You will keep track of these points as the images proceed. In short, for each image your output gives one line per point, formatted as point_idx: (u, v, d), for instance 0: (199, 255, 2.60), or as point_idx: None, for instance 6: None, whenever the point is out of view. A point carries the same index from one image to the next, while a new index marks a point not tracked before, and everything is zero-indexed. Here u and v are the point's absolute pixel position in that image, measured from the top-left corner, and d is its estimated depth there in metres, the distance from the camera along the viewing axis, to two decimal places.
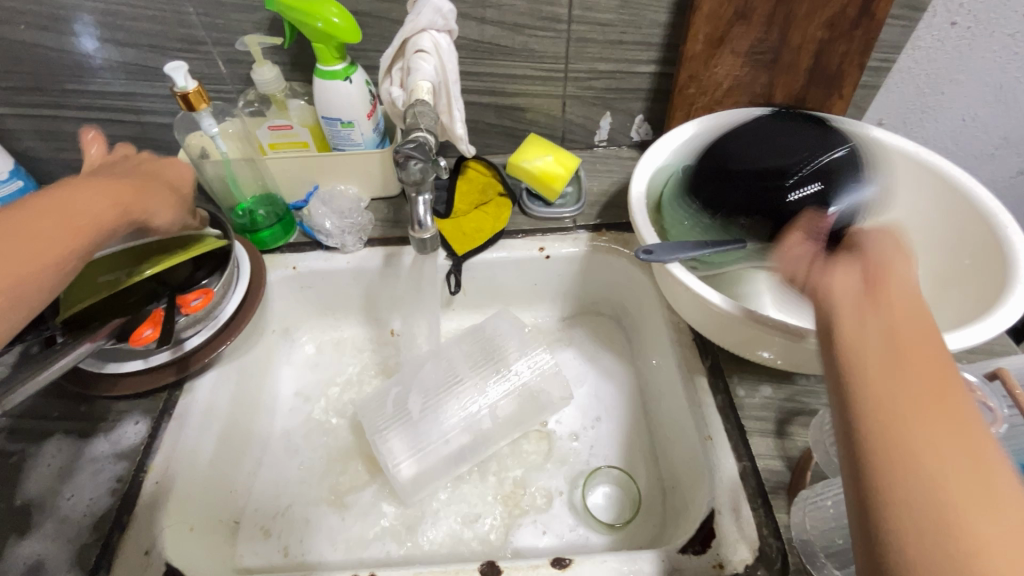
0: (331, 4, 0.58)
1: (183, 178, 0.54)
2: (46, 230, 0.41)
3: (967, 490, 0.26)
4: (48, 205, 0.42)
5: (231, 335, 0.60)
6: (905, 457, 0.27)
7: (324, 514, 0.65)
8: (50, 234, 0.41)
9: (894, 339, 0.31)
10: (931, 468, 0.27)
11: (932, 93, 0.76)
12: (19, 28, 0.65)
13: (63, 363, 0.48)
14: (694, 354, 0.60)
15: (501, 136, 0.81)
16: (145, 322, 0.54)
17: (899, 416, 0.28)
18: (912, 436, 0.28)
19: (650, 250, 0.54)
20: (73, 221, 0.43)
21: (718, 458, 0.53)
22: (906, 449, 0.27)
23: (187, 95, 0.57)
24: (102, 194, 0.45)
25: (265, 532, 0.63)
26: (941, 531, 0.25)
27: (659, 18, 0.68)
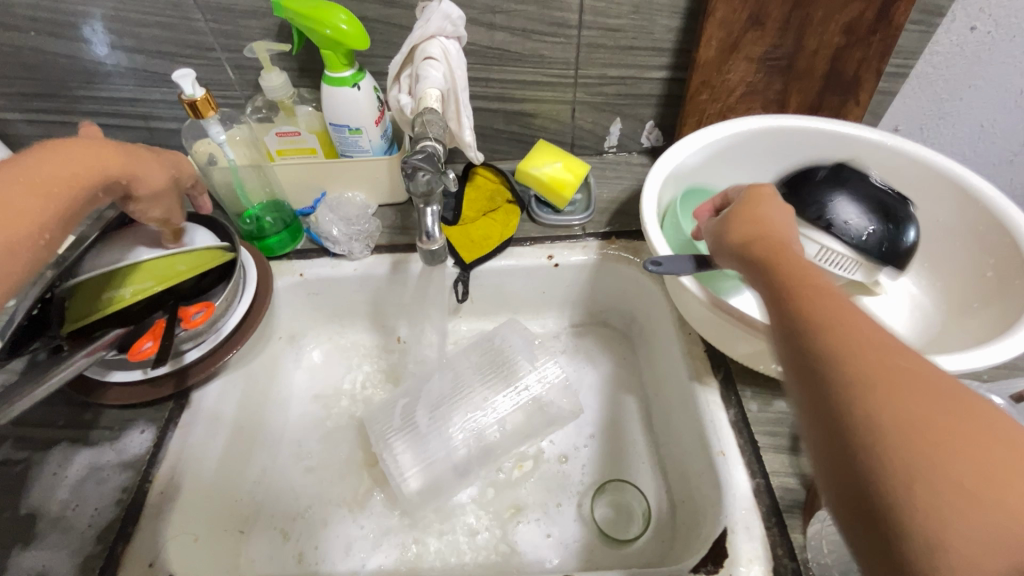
0: (340, 11, 0.58)
1: (185, 169, 0.57)
2: (19, 192, 0.42)
3: (957, 446, 0.27)
4: (22, 167, 0.43)
5: (234, 347, 0.59)
6: (882, 402, 0.29)
7: (330, 524, 0.64)
8: (21, 196, 0.42)
9: (828, 316, 0.35)
10: (908, 424, 0.28)
11: (951, 98, 0.75)
12: (29, 34, 0.65)
13: (62, 373, 0.47)
14: (706, 366, 0.59)
15: (510, 142, 0.80)
16: (145, 335, 0.54)
17: (856, 388, 0.31)
18: (869, 405, 0.30)
19: (659, 261, 0.52)
20: (46, 184, 0.43)
21: (731, 474, 0.51)
22: (882, 410, 0.29)
23: (194, 102, 0.57)
24: (78, 159, 0.46)
25: (286, 533, 0.63)
26: (905, 483, 0.27)
27: (670, 24, 0.67)
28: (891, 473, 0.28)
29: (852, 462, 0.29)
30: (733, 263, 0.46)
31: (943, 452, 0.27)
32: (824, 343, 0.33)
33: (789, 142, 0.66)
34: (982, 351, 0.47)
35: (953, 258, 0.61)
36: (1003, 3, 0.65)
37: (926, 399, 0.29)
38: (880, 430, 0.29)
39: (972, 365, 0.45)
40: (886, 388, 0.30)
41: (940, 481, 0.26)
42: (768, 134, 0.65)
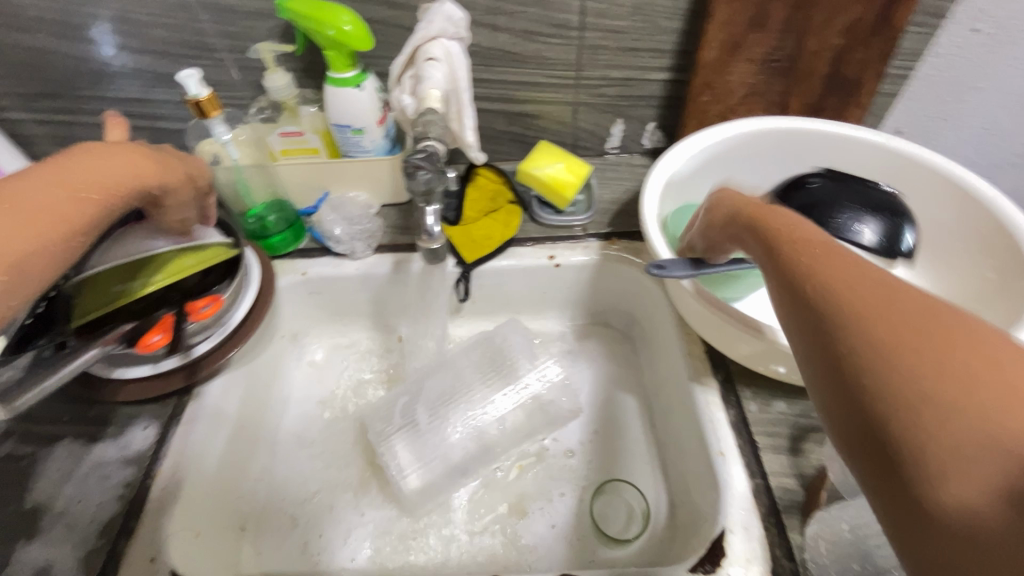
0: (344, 12, 0.58)
1: (201, 171, 0.55)
2: (58, 196, 0.42)
3: (964, 370, 0.26)
4: (62, 173, 0.43)
5: (239, 341, 0.61)
6: (878, 334, 0.29)
7: (334, 518, 0.65)
8: (61, 202, 0.42)
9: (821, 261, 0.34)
10: (905, 356, 0.27)
11: (953, 100, 0.75)
12: (37, 35, 0.66)
13: (76, 360, 0.48)
14: (706, 367, 0.59)
15: (512, 143, 0.80)
16: (154, 329, 0.56)
17: (850, 324, 0.30)
18: (867, 339, 0.29)
19: (662, 265, 0.53)
20: (85, 190, 0.44)
21: (730, 474, 0.51)
22: (880, 343, 0.28)
23: (199, 102, 0.57)
24: (121, 167, 0.46)
25: (294, 520, 0.64)
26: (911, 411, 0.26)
27: (672, 26, 0.68)
28: (897, 394, 0.27)
29: (858, 399, 0.28)
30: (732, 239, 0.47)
31: (947, 367, 0.26)
32: (814, 290, 0.33)
33: (791, 145, 0.66)
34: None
35: (957, 260, 0.60)
36: (1006, 5, 0.65)
37: (921, 327, 0.28)
38: (883, 363, 0.28)
39: None
40: (878, 326, 0.29)
41: (938, 408, 0.25)
42: (769, 135, 0.65)
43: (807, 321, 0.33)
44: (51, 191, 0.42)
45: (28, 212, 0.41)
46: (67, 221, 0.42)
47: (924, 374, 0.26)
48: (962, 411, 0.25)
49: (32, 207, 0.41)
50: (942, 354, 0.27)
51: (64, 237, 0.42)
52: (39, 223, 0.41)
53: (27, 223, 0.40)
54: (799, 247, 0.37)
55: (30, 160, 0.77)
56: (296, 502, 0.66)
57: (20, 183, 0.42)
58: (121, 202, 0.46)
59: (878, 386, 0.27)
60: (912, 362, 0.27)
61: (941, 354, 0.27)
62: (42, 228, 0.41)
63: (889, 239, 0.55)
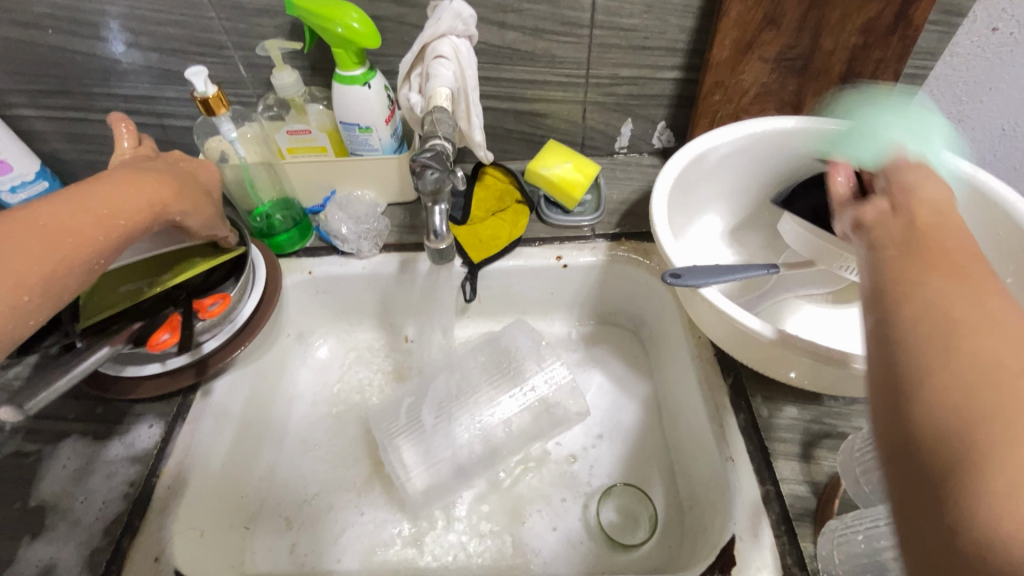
0: (351, 9, 0.58)
1: (213, 181, 0.56)
2: (89, 222, 0.42)
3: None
4: (89, 197, 0.43)
5: (245, 340, 0.60)
6: (952, 335, 0.26)
7: (336, 519, 0.64)
8: (90, 228, 0.42)
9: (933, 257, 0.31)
10: (972, 359, 0.25)
11: (970, 101, 0.73)
12: (46, 32, 0.66)
13: (90, 360, 0.48)
14: (716, 371, 0.58)
15: (520, 142, 0.79)
16: (162, 327, 0.54)
17: (929, 321, 0.28)
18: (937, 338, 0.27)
19: (678, 274, 0.52)
20: (113, 216, 0.44)
21: (741, 480, 0.51)
22: (947, 346, 0.26)
23: (207, 99, 0.57)
24: (144, 192, 0.47)
25: (290, 521, 0.64)
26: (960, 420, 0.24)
27: (684, 23, 0.67)
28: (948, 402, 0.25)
29: (902, 397, 0.27)
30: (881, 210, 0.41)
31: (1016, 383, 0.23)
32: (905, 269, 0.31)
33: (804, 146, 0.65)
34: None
35: None
36: None
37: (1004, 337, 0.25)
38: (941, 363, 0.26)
39: None
40: (959, 320, 0.27)
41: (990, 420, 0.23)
42: (784, 135, 0.64)
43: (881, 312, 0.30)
44: (82, 218, 0.42)
45: (60, 240, 0.41)
46: (96, 249, 0.43)
47: (983, 375, 0.24)
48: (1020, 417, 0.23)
49: (64, 232, 0.41)
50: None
51: (91, 264, 0.43)
52: (71, 250, 0.41)
53: (59, 250, 0.41)
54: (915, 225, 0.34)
55: (39, 157, 0.77)
56: (295, 502, 0.65)
57: (48, 209, 0.41)
58: (146, 227, 0.47)
59: (930, 387, 0.25)
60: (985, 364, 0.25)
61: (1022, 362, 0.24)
62: (74, 256, 0.41)
63: None
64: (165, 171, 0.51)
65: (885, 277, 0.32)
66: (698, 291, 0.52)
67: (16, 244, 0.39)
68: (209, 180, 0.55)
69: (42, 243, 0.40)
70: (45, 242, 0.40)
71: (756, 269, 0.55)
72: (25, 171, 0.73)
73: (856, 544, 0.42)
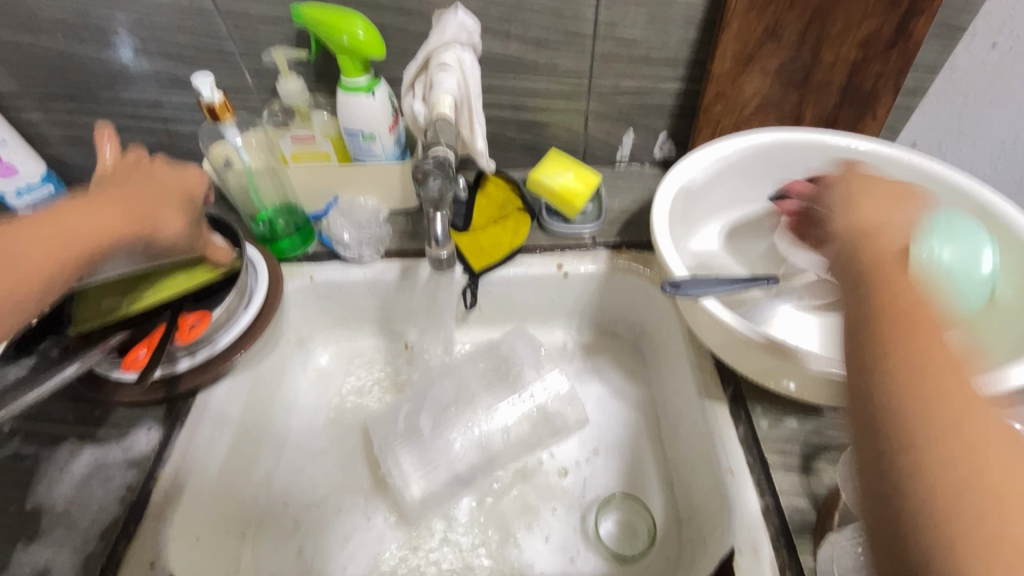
0: (358, 19, 0.59)
1: (191, 187, 0.54)
2: (33, 255, 0.43)
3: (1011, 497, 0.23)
4: (39, 231, 0.44)
5: (222, 362, 0.59)
6: (926, 427, 0.26)
7: (341, 522, 0.64)
8: (35, 259, 0.43)
9: (904, 321, 0.30)
10: (947, 461, 0.25)
11: (970, 114, 0.74)
12: (55, 37, 0.67)
13: (64, 373, 0.47)
14: (716, 381, 0.58)
15: (521, 151, 0.80)
16: (141, 343, 0.54)
17: (905, 408, 0.27)
18: (922, 433, 0.26)
19: (677, 283, 0.52)
20: (61, 245, 0.44)
21: (739, 492, 0.50)
22: (926, 441, 0.26)
23: (212, 106, 0.57)
24: (96, 216, 0.46)
25: (297, 522, 0.64)
26: (944, 531, 0.24)
27: (685, 35, 0.67)
28: (932, 508, 0.24)
29: (882, 492, 0.26)
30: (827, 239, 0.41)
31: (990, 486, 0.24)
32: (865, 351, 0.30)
33: (804, 159, 0.65)
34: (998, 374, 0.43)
35: None
36: None
37: (981, 438, 0.25)
38: (925, 463, 0.25)
39: (996, 389, 0.42)
40: (935, 404, 0.26)
41: (970, 534, 0.23)
42: (783, 147, 0.64)
43: (858, 388, 0.30)
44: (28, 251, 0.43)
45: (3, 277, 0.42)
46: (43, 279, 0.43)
47: (971, 481, 0.24)
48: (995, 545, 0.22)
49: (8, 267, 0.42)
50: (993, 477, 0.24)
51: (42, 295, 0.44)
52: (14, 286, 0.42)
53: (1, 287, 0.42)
54: (876, 271, 0.33)
55: (45, 160, 0.78)
56: (303, 504, 0.66)
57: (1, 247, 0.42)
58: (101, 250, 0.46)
59: (913, 489, 0.25)
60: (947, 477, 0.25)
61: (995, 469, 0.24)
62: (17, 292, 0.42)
63: None
64: (132, 187, 0.50)
65: (858, 344, 0.31)
66: (697, 302, 0.53)
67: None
68: (185, 185, 0.53)
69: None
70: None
71: (755, 281, 0.55)
72: (31, 175, 0.74)
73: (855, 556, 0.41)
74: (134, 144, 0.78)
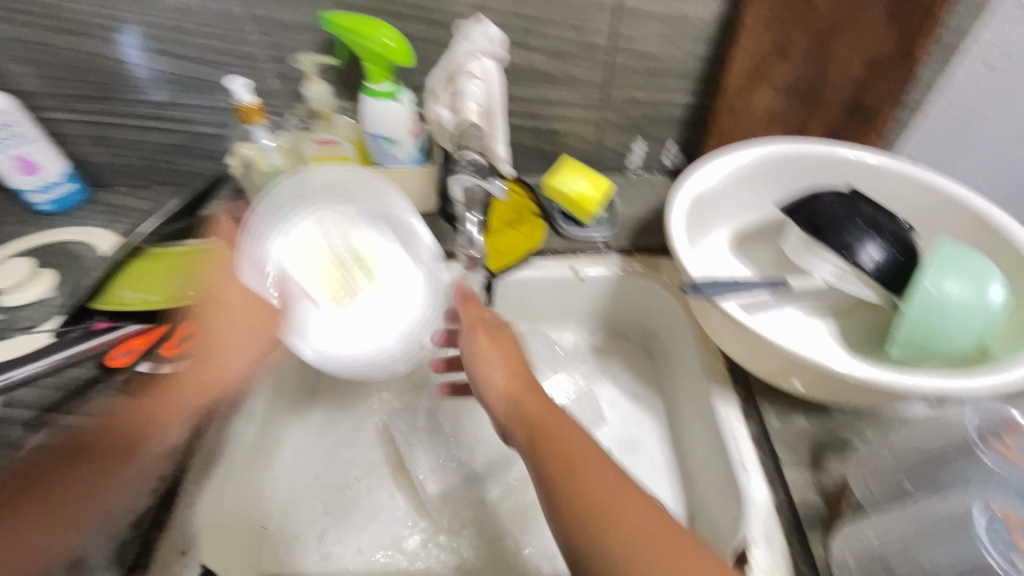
0: (385, 29, 0.61)
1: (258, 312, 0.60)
2: (131, 441, 0.53)
3: (620, 477, 0.43)
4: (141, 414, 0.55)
5: (211, 379, 0.60)
6: (627, 536, 0.39)
7: (369, 503, 0.67)
8: (126, 444, 0.52)
9: (556, 449, 0.46)
10: (587, 442, 0.46)
11: (967, 132, 0.77)
12: (87, 39, 0.68)
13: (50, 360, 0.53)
14: (728, 382, 0.61)
15: (536, 158, 0.82)
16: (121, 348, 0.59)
17: (609, 522, 0.40)
18: (630, 527, 0.40)
19: (696, 284, 0.55)
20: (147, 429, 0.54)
21: (751, 487, 0.52)
22: (608, 506, 0.41)
23: (246, 107, 0.61)
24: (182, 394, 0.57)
25: (322, 506, 0.66)
26: (595, 451, 0.46)
27: (698, 51, 0.71)
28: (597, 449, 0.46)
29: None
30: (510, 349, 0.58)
31: (595, 459, 0.45)
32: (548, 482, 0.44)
33: (811, 170, 0.68)
34: (989, 376, 0.46)
35: None
36: (1018, 42, 0.68)
37: (592, 457, 0.45)
38: (599, 456, 0.45)
39: (996, 383, 0.45)
40: (616, 508, 0.41)
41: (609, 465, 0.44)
42: (790, 159, 0.68)
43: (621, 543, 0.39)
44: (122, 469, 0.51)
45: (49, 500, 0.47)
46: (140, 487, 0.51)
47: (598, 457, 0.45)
48: (620, 506, 0.41)
49: (42, 485, 0.47)
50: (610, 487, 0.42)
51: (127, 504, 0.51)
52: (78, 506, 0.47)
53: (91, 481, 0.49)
54: (540, 430, 0.48)
55: (66, 159, 0.78)
56: (328, 489, 0.68)
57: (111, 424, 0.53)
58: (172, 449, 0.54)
59: (608, 517, 0.40)
60: (606, 506, 0.41)
61: (588, 454, 0.45)
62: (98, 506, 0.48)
63: (889, 267, 0.54)
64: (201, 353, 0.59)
65: (565, 498, 0.43)
66: (713, 302, 0.55)
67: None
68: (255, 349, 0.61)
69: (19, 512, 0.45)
70: (4, 508, 0.45)
71: (766, 284, 0.58)
72: (52, 173, 0.75)
73: (867, 541, 0.42)
74: (155, 144, 0.79)
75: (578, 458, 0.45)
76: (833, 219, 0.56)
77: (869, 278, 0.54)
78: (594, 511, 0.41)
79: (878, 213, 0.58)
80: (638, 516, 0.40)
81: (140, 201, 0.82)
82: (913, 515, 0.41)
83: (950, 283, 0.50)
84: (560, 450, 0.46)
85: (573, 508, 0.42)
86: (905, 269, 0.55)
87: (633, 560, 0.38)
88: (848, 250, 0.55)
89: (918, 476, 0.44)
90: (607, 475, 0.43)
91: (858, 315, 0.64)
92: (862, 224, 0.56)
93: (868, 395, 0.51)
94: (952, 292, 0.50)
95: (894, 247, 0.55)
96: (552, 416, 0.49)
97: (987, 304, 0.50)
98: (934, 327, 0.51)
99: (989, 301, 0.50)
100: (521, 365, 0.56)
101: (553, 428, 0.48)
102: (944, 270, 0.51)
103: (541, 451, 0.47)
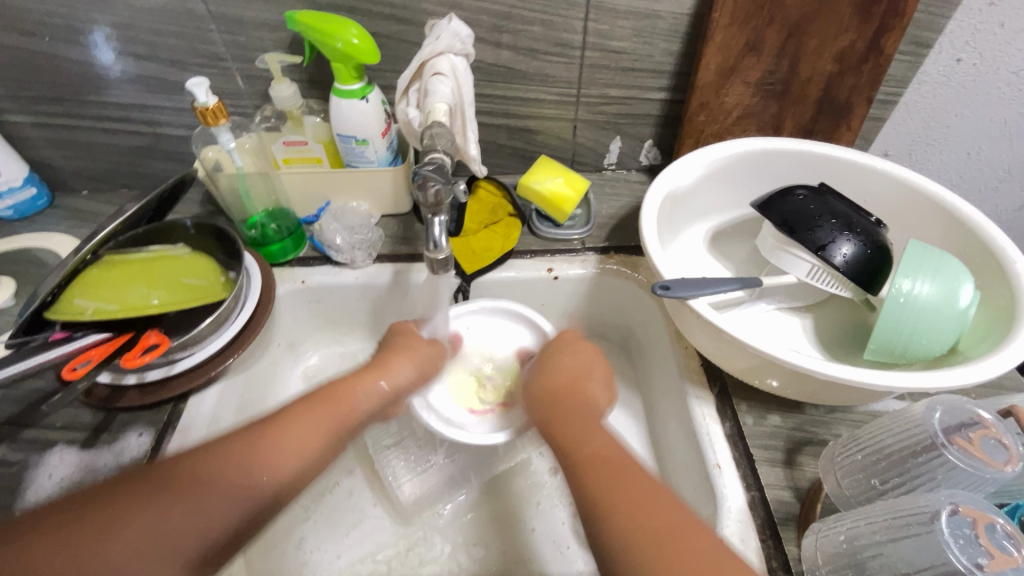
0: (352, 26, 0.59)
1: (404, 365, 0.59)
2: (228, 477, 0.46)
3: (617, 462, 0.46)
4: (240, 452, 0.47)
5: (177, 388, 0.58)
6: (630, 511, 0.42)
7: (346, 510, 0.66)
8: (223, 479, 0.45)
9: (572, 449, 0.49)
10: (591, 434, 0.50)
11: (938, 126, 0.78)
12: (42, 39, 0.66)
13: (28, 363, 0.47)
14: (703, 380, 0.60)
15: (512, 157, 0.82)
16: (79, 356, 0.52)
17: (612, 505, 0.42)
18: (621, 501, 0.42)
19: (668, 286, 0.54)
20: (250, 479, 0.46)
21: (725, 487, 0.52)
22: (608, 488, 0.44)
23: (207, 109, 0.58)
24: (300, 434, 0.50)
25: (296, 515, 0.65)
26: (598, 441, 0.49)
27: (670, 47, 0.70)
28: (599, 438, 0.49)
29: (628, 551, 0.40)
30: (570, 357, 0.60)
31: (598, 448, 0.48)
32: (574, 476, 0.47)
33: (784, 167, 0.68)
34: (960, 371, 0.46)
35: None
36: (985, 37, 0.68)
37: (599, 447, 0.48)
38: (599, 445, 0.48)
39: (966, 379, 0.45)
40: (618, 490, 0.43)
41: (609, 453, 0.47)
42: (763, 156, 0.67)
43: (626, 518, 0.41)
44: (172, 519, 0.42)
45: (97, 532, 0.40)
46: (178, 544, 0.42)
47: (599, 447, 0.48)
48: (625, 485, 0.44)
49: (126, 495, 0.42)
50: (618, 481, 0.44)
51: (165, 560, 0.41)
52: (112, 547, 0.39)
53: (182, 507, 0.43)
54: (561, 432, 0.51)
55: (27, 163, 0.76)
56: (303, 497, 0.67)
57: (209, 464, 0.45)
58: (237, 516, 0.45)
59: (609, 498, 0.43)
60: (609, 499, 0.43)
61: (594, 446, 0.48)
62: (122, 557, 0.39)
63: (860, 261, 0.54)
64: (325, 400, 0.54)
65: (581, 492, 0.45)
66: (686, 303, 0.54)
67: (39, 509, 0.41)
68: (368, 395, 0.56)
69: (58, 529, 0.39)
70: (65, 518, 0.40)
71: (738, 282, 0.57)
72: (12, 178, 0.73)
73: (837, 541, 0.42)
74: (120, 147, 0.77)
75: (593, 452, 0.47)
76: (805, 218, 0.56)
77: (841, 274, 0.54)
78: (603, 501, 0.43)
79: (852, 208, 0.58)
80: (637, 491, 0.43)
81: (106, 205, 0.80)
82: (882, 514, 0.40)
83: (922, 283, 0.50)
84: (579, 446, 0.49)
85: (588, 497, 0.44)
86: (875, 263, 0.55)
87: (635, 547, 0.40)
88: (820, 247, 0.55)
89: (886, 474, 0.44)
90: (616, 462, 0.46)
91: (830, 312, 0.64)
92: (834, 220, 0.56)
93: (840, 391, 0.50)
94: (927, 294, 0.50)
95: (868, 242, 0.55)
96: (570, 412, 0.53)
97: (957, 304, 0.50)
98: (907, 328, 0.50)
99: (960, 301, 0.50)
100: (576, 370, 0.58)
101: (568, 429, 0.51)
102: (918, 272, 0.51)
103: (566, 450, 0.49)
